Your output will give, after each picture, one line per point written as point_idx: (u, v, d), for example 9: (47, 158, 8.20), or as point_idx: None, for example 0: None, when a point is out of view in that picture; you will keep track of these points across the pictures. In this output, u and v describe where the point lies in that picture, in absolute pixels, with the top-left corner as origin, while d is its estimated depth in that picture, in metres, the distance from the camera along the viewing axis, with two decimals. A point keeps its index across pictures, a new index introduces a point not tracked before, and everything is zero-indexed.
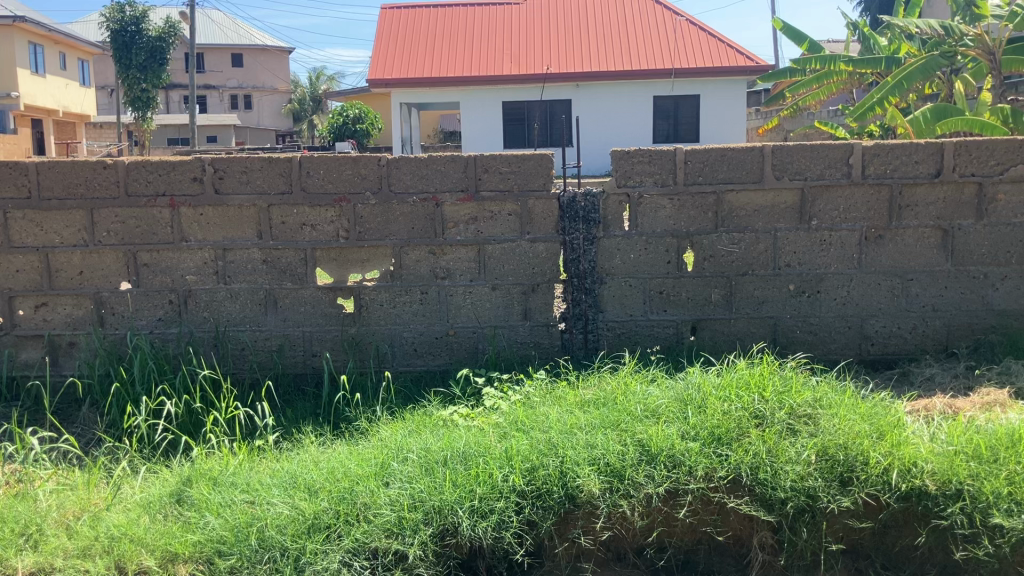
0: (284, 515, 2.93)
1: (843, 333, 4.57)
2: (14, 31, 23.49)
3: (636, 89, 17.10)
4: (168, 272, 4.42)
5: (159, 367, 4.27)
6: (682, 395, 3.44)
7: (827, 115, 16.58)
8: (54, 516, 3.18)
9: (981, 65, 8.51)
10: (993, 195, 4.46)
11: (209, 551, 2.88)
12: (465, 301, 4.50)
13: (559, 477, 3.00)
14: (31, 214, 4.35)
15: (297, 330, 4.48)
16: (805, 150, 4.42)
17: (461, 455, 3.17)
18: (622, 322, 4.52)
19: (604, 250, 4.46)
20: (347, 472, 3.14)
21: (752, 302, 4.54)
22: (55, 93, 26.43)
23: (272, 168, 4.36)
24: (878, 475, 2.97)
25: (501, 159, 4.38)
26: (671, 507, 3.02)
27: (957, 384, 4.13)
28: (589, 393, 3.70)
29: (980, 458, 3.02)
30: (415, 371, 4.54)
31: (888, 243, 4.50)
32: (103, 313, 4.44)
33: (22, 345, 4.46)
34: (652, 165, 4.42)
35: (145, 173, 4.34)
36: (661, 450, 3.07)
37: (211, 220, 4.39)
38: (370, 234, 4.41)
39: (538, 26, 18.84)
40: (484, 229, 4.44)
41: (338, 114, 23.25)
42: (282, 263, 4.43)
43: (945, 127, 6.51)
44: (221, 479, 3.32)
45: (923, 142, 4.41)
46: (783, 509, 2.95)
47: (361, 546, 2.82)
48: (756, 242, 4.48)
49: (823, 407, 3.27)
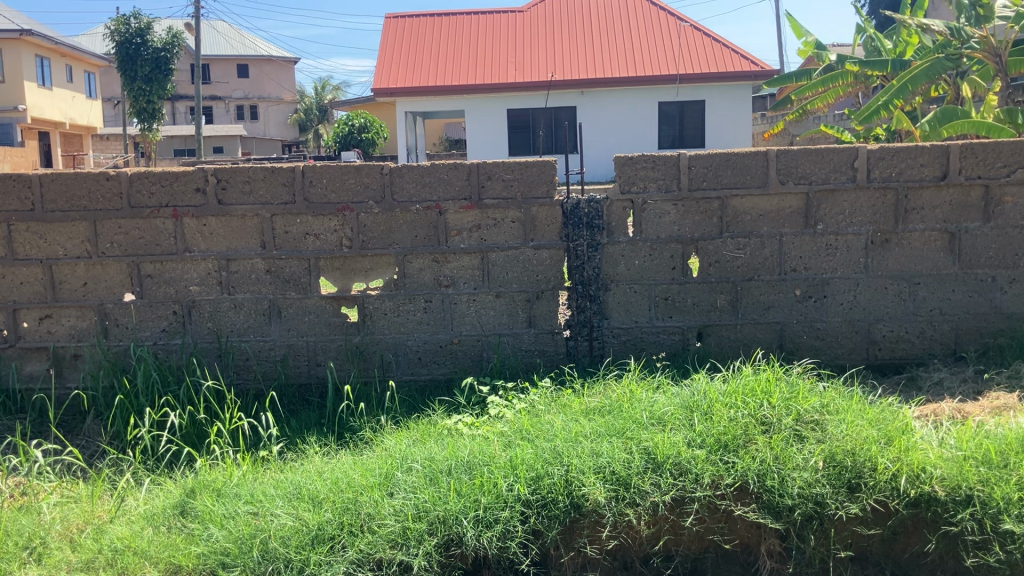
0: (288, 526, 2.90)
1: (850, 338, 4.53)
2: (20, 44, 23.59)
3: (640, 95, 17.08)
4: (172, 283, 4.42)
5: (163, 377, 4.26)
6: (689, 401, 3.42)
7: (834, 120, 16.55)
8: (58, 529, 3.17)
9: (987, 69, 8.40)
10: (1000, 197, 4.43)
11: (213, 562, 2.86)
12: (469, 310, 4.48)
13: (564, 486, 2.97)
14: (34, 226, 4.36)
15: (301, 339, 4.48)
16: (810, 154, 4.40)
17: (466, 464, 3.16)
18: (627, 329, 4.50)
19: (609, 257, 4.45)
20: (352, 482, 3.12)
21: (759, 306, 4.51)
22: (61, 105, 26.59)
23: (275, 178, 4.36)
24: (886, 481, 2.94)
25: (504, 167, 4.36)
26: (677, 515, 2.99)
27: (966, 389, 4.10)
28: (594, 401, 3.68)
29: (990, 463, 2.98)
30: (420, 381, 4.52)
31: (895, 247, 4.46)
32: (107, 324, 4.44)
33: (26, 357, 4.46)
34: (656, 171, 4.40)
35: (148, 184, 4.34)
36: (667, 458, 3.04)
37: (215, 230, 4.39)
38: (373, 243, 4.41)
39: (542, 33, 18.90)
40: (488, 237, 4.43)
41: (343, 122, 23.11)
42: (286, 273, 4.42)
43: (952, 129, 6.49)
44: (224, 490, 3.31)
45: (929, 145, 4.38)
46: (791, 516, 2.92)
47: (365, 557, 2.80)
48: (761, 247, 4.46)
49: (831, 413, 3.23)
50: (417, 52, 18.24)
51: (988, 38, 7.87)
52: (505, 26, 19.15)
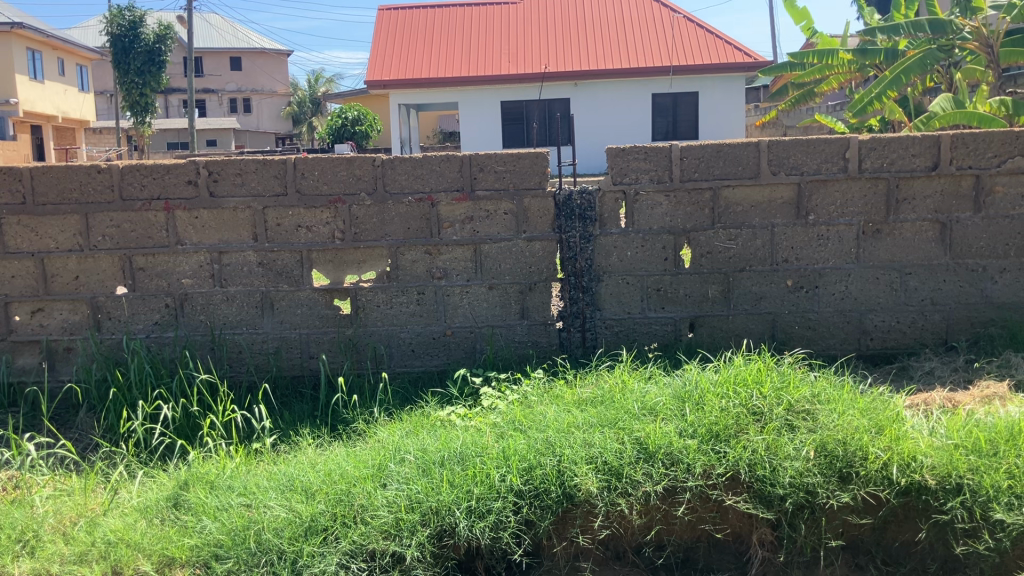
0: (280, 518, 2.90)
1: (842, 328, 4.55)
2: (12, 39, 23.50)
3: (634, 86, 17.09)
4: (164, 276, 4.41)
5: (156, 370, 4.26)
6: (680, 392, 3.42)
7: (829, 110, 16.59)
8: (51, 522, 3.18)
9: (980, 58, 8.53)
10: (990, 187, 4.45)
11: (206, 555, 2.86)
12: (462, 301, 4.49)
13: (556, 476, 2.99)
14: (25, 219, 4.34)
15: (294, 332, 4.48)
16: (802, 145, 4.41)
17: (459, 455, 3.15)
18: (620, 320, 4.52)
19: (602, 248, 4.45)
20: (344, 474, 3.13)
21: (751, 297, 4.53)
22: (53, 99, 26.41)
23: (267, 170, 4.34)
24: (877, 471, 2.95)
25: (496, 159, 4.38)
26: (669, 505, 3.00)
27: (957, 377, 4.13)
28: (587, 391, 3.69)
29: (980, 452, 3.00)
30: (413, 373, 4.53)
31: (886, 237, 4.48)
32: (99, 317, 4.44)
33: (19, 351, 4.46)
34: (648, 162, 4.40)
35: (139, 177, 4.33)
36: (659, 448, 3.06)
37: (207, 222, 4.38)
38: (365, 235, 4.40)
39: (536, 24, 18.86)
40: (481, 228, 4.43)
41: (337, 117, 23.27)
42: (278, 266, 4.43)
43: (945, 121, 6.54)
44: (218, 483, 3.32)
45: (920, 136, 4.39)
46: (782, 505, 2.93)
47: (359, 548, 2.80)
48: (753, 237, 4.47)
49: (822, 403, 3.24)
50: (410, 44, 18.18)
51: (979, 30, 7.97)
52: (498, 20, 19.07)
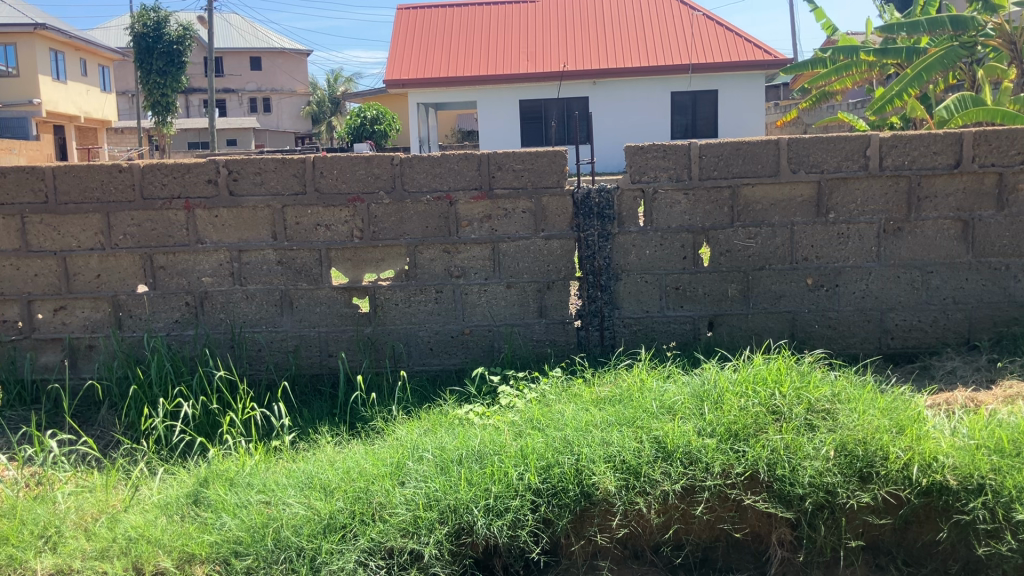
0: (299, 515, 2.93)
1: (863, 327, 4.51)
2: (36, 40, 23.82)
3: (652, 85, 17.03)
4: (185, 274, 4.46)
5: (176, 368, 4.31)
6: (699, 391, 3.40)
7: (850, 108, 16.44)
8: (73, 518, 3.22)
9: (1002, 55, 8.47)
10: (1014, 185, 4.39)
11: (225, 551, 2.89)
12: (480, 300, 4.50)
13: (574, 475, 2.98)
14: (48, 218, 4.40)
15: (313, 330, 4.51)
16: (822, 142, 4.37)
17: (477, 454, 3.16)
18: (638, 319, 4.50)
19: (620, 247, 4.45)
20: (363, 471, 3.15)
21: (770, 296, 4.50)
22: (76, 100, 26.74)
23: (286, 169, 4.38)
24: (898, 470, 2.92)
25: (514, 157, 4.38)
26: (688, 504, 3.00)
27: (979, 377, 4.08)
28: (605, 390, 3.70)
29: (1002, 452, 2.97)
30: (431, 371, 4.54)
31: (907, 235, 4.43)
32: (120, 315, 4.49)
33: (41, 349, 4.52)
34: (667, 160, 4.38)
35: (160, 176, 4.38)
36: (677, 447, 3.05)
37: (226, 221, 4.42)
38: (384, 234, 4.42)
39: (555, 23, 18.84)
40: (499, 227, 4.43)
41: (355, 117, 23.41)
42: (297, 264, 4.45)
43: (967, 119, 6.49)
44: (237, 479, 3.35)
45: (942, 133, 4.34)
46: (802, 505, 2.91)
47: (377, 546, 2.82)
48: (772, 236, 4.44)
49: (842, 402, 3.21)
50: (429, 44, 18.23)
51: (1003, 25, 8.11)
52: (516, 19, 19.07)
